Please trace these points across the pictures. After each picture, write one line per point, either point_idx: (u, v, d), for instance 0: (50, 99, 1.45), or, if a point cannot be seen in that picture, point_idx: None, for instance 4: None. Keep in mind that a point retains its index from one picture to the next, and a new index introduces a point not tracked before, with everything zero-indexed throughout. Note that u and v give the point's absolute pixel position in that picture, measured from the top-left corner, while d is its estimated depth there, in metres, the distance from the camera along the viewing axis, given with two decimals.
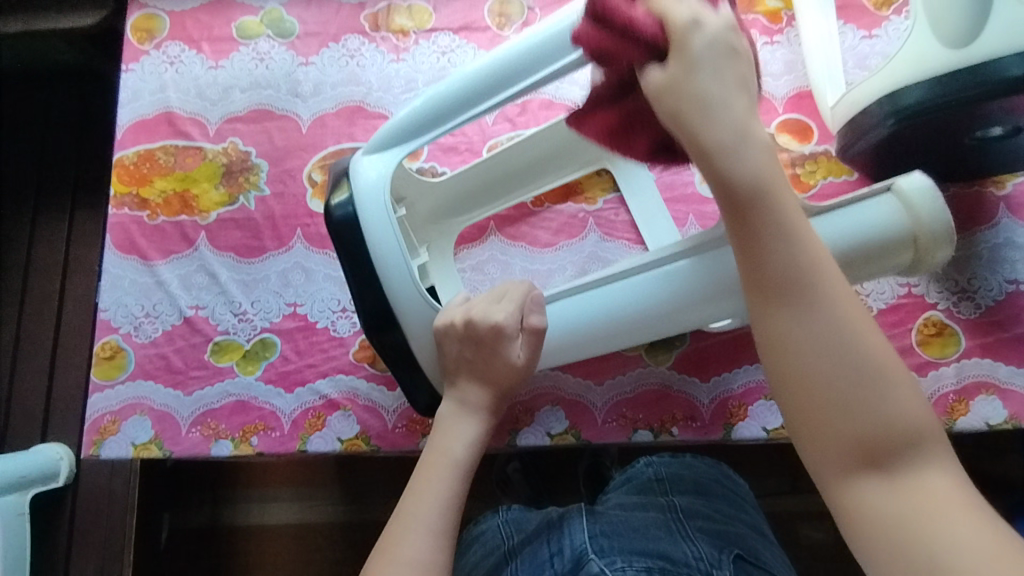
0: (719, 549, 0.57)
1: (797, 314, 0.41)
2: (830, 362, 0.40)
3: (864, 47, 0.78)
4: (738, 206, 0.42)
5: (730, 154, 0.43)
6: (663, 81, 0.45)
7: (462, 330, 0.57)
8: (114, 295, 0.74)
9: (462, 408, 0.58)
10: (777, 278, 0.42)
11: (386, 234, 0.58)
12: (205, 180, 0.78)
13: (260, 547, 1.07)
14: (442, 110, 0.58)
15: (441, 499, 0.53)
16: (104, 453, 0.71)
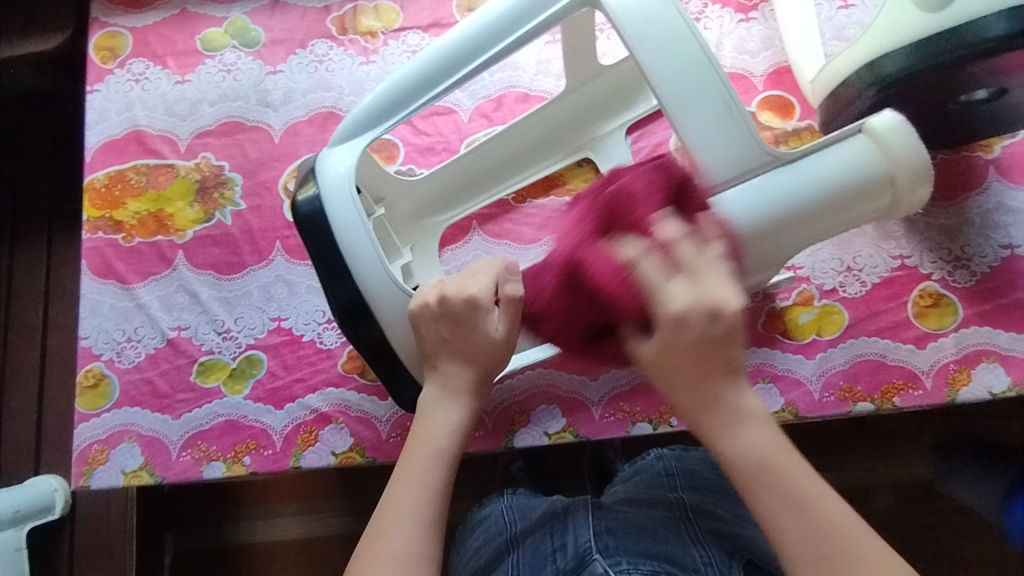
0: (728, 554, 0.55)
1: (777, 482, 0.43)
2: (788, 514, 0.42)
3: (841, 18, 0.76)
4: (712, 406, 0.45)
5: (715, 366, 0.44)
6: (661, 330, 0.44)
7: (437, 308, 0.55)
8: (93, 321, 0.73)
9: (444, 393, 0.55)
10: (752, 469, 0.43)
11: (354, 224, 0.57)
12: (179, 198, 0.76)
13: (266, 564, 1.06)
14: (404, 95, 0.59)
15: (424, 490, 0.49)
16: (94, 483, 0.69)
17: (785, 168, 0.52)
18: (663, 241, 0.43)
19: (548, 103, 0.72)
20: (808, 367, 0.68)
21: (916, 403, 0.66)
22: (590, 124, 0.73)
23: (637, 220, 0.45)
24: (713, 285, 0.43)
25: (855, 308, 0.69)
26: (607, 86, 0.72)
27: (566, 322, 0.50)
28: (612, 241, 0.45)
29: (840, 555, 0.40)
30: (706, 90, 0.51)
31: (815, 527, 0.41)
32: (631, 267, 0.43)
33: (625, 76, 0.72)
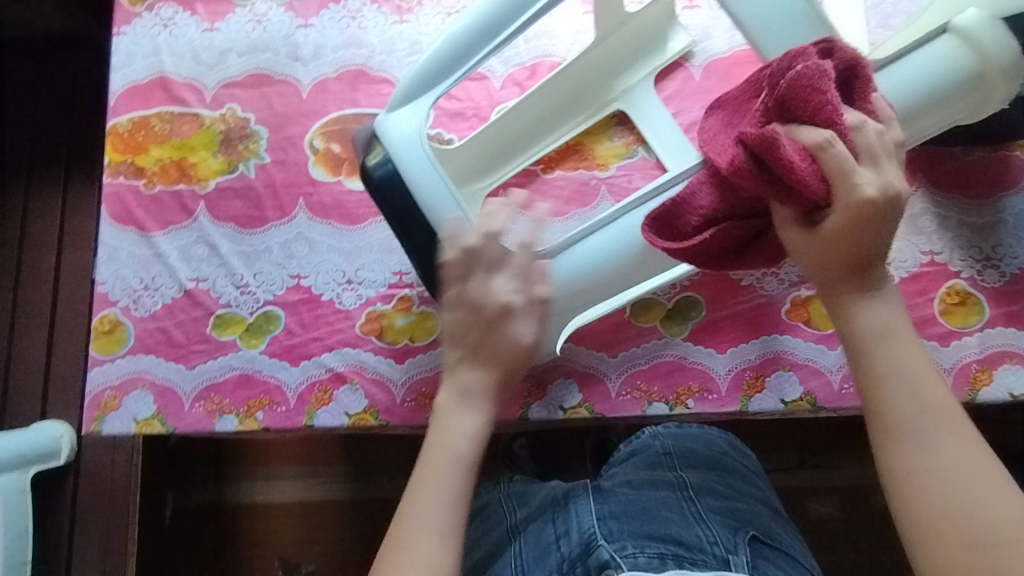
0: (733, 531, 0.55)
1: (894, 345, 0.46)
2: (904, 383, 0.45)
3: (887, 5, 0.75)
4: (855, 278, 0.47)
5: (872, 241, 0.45)
6: (869, 190, 0.44)
7: (461, 300, 0.55)
8: (111, 267, 0.72)
9: (461, 395, 0.54)
10: (874, 334, 0.46)
11: (430, 179, 0.57)
12: (203, 148, 0.75)
13: (264, 526, 1.06)
14: (465, 45, 0.57)
15: (449, 499, 0.50)
16: (105, 430, 0.69)
17: (876, 74, 0.52)
18: (847, 145, 0.45)
19: (579, 57, 0.71)
20: (829, 359, 0.67)
21: None
22: (623, 74, 0.72)
23: (812, 110, 0.46)
24: (876, 177, 0.45)
25: None
26: (638, 31, 0.72)
27: (703, 196, 0.52)
28: (797, 126, 0.46)
29: (929, 431, 0.44)
30: (793, 26, 0.53)
31: (922, 397, 0.45)
32: (818, 151, 0.44)
33: (651, 21, 0.72)
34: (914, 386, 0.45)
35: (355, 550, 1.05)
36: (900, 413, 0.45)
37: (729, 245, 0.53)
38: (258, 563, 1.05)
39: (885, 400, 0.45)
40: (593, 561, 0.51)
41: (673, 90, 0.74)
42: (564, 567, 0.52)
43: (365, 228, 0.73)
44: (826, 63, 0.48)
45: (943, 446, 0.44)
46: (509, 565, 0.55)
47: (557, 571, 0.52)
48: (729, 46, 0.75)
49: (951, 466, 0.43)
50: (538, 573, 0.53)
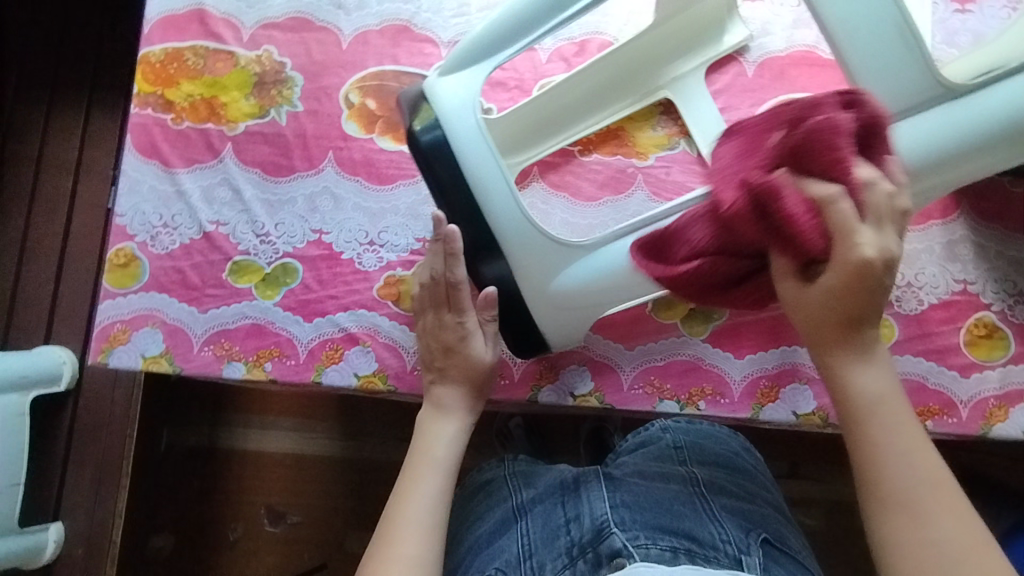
0: (746, 531, 0.54)
1: (894, 423, 0.44)
2: (903, 463, 0.43)
3: (955, 22, 0.72)
4: (845, 340, 0.45)
5: (863, 302, 0.44)
6: (864, 256, 0.43)
7: (433, 328, 0.60)
8: (131, 200, 0.70)
9: (447, 410, 0.57)
10: (863, 404, 0.45)
11: (478, 149, 0.55)
12: (235, 88, 0.73)
13: (252, 474, 1.06)
14: (537, 14, 0.55)
15: (435, 498, 0.51)
16: (111, 362, 0.68)
17: (953, 102, 0.49)
18: (841, 195, 0.43)
19: (638, 38, 0.69)
20: None
21: (948, 430, 0.65)
22: (674, 62, 0.71)
23: (790, 212, 0.43)
24: (876, 235, 0.44)
25: (907, 326, 0.67)
26: (695, 21, 0.70)
27: (694, 238, 0.50)
28: (799, 179, 0.45)
29: (933, 517, 0.42)
30: (882, 35, 0.49)
31: (915, 477, 0.43)
32: (777, 193, 0.44)
33: (712, 9, 0.70)
34: (916, 462, 0.43)
35: (345, 508, 1.06)
36: (891, 492, 0.43)
37: (718, 283, 0.51)
38: (244, 509, 1.05)
39: (874, 480, 0.44)
40: (604, 548, 0.51)
41: (723, 84, 0.72)
42: (572, 551, 0.52)
43: (393, 190, 0.71)
44: (845, 111, 0.46)
45: (946, 522, 0.42)
46: (513, 545, 0.55)
47: (565, 555, 0.52)
48: (787, 45, 0.72)
49: (948, 541, 0.41)
50: (545, 555, 0.53)
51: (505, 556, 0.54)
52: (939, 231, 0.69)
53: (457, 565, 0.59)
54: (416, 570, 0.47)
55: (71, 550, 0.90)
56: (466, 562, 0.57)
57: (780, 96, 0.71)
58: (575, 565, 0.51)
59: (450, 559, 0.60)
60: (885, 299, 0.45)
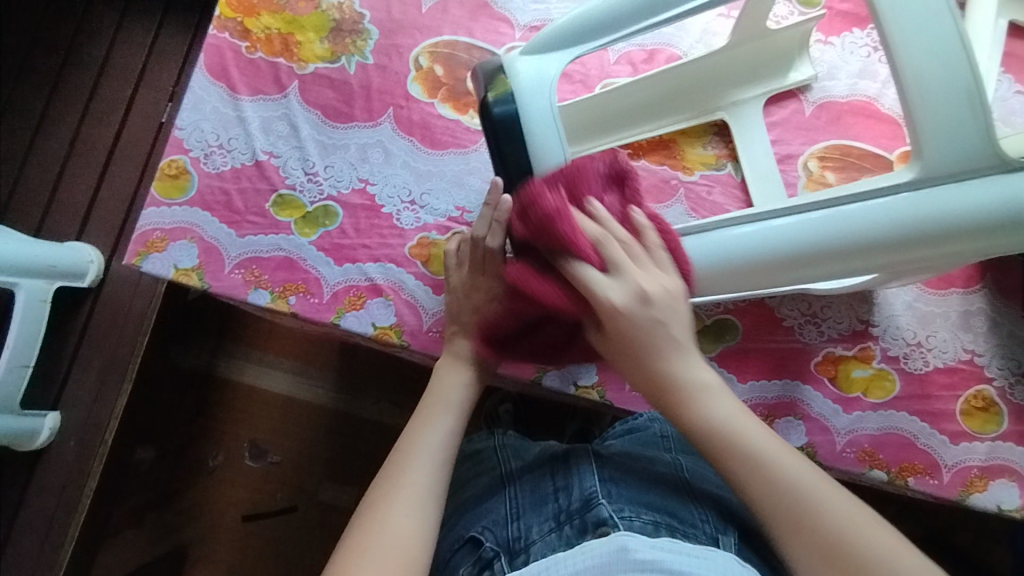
0: (724, 515, 0.56)
1: (743, 444, 0.49)
2: (734, 451, 0.49)
3: (1015, 103, 0.74)
4: (656, 378, 0.51)
5: (639, 346, 0.50)
6: (597, 279, 0.49)
7: (463, 286, 0.62)
8: (192, 116, 0.72)
9: (467, 360, 0.60)
10: (681, 408, 0.51)
11: (546, 132, 0.57)
12: (312, 30, 0.75)
13: (245, 404, 1.09)
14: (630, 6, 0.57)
15: (445, 435, 0.55)
16: (144, 267, 0.69)
17: (1006, 174, 0.51)
18: (609, 275, 0.50)
19: (709, 56, 0.71)
20: (841, 420, 0.68)
21: (927, 490, 0.67)
22: (738, 85, 0.73)
23: (567, 239, 0.49)
24: (627, 276, 0.50)
25: (909, 384, 0.69)
26: (766, 49, 0.72)
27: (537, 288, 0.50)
28: (572, 262, 0.49)
29: (806, 499, 0.47)
30: (956, 97, 0.50)
31: (754, 443, 0.49)
32: (573, 273, 0.49)
33: (785, 42, 0.72)
34: (717, 414, 0.50)
35: (327, 453, 1.08)
36: (744, 476, 0.49)
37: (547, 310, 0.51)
38: (229, 438, 1.07)
39: (751, 493, 0.48)
40: (591, 517, 0.53)
41: (780, 117, 0.73)
42: (559, 516, 0.54)
43: (443, 156, 0.74)
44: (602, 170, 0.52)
45: (783, 474, 0.48)
46: (500, 508, 0.58)
47: (552, 519, 0.54)
48: (848, 93, 0.74)
49: (797, 479, 0.48)
50: (533, 518, 0.55)
51: (493, 517, 0.57)
52: (958, 300, 0.71)
53: (446, 523, 0.62)
54: (425, 498, 0.49)
55: (63, 441, 0.93)
56: (455, 521, 0.60)
57: (831, 140, 0.73)
58: (561, 529, 0.53)
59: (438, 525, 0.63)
60: (685, 325, 0.52)
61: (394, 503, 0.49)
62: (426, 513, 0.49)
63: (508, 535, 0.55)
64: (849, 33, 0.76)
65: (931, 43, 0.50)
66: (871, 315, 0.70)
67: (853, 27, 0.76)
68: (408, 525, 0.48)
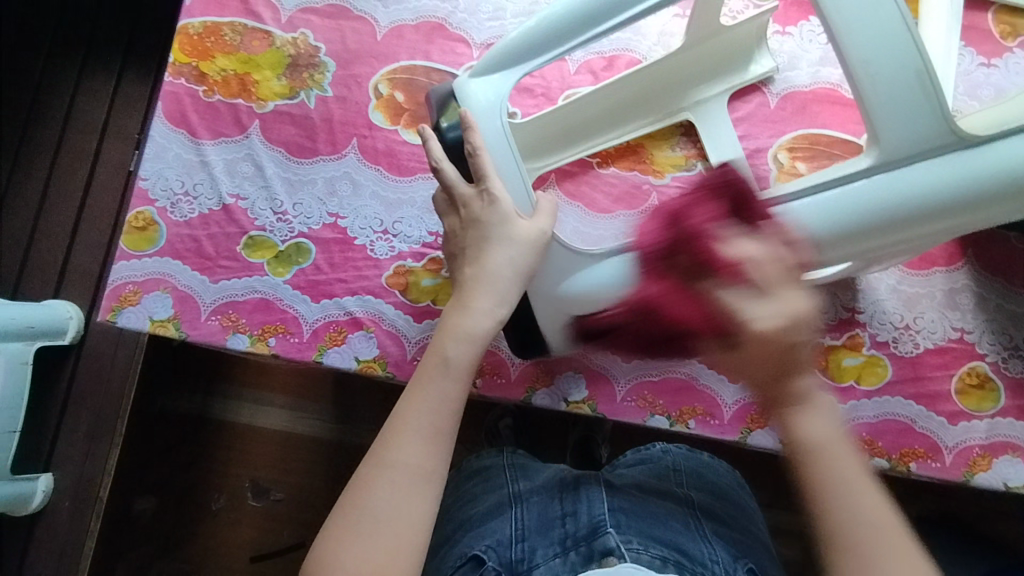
0: (734, 557, 0.56)
1: (841, 483, 0.46)
2: (826, 472, 0.46)
3: (979, 75, 0.73)
4: (785, 400, 0.47)
5: (787, 366, 0.45)
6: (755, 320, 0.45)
7: (464, 218, 0.57)
8: (155, 166, 0.71)
9: (489, 274, 0.54)
10: (784, 419, 0.47)
11: (501, 148, 0.58)
12: (269, 67, 0.74)
13: (243, 444, 1.07)
14: (576, 19, 0.56)
15: (440, 403, 0.50)
16: (119, 322, 0.68)
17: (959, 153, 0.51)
18: (763, 301, 0.45)
19: (666, 58, 0.71)
20: (837, 411, 0.67)
21: (931, 474, 0.66)
22: (700, 84, 0.72)
23: (711, 257, 0.48)
24: (792, 298, 0.46)
25: (901, 367, 0.68)
26: (723, 46, 0.71)
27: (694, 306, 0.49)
28: (716, 283, 0.47)
29: (875, 545, 0.44)
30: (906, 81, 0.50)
31: (845, 476, 0.46)
32: (710, 296, 0.48)
33: (744, 37, 0.71)
34: (816, 436, 0.47)
35: (329, 488, 1.06)
36: (830, 504, 0.46)
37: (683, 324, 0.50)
38: (228, 480, 1.06)
39: (830, 522, 0.45)
40: (597, 545, 0.52)
41: (746, 112, 0.73)
42: (565, 542, 0.54)
43: (411, 182, 0.73)
44: (721, 198, 0.52)
45: (862, 518, 0.45)
46: (505, 527, 0.56)
47: (558, 543, 0.54)
48: (812, 81, 0.74)
49: (878, 544, 0.44)
50: (538, 541, 0.54)
51: (497, 536, 0.56)
52: (941, 278, 0.70)
53: (445, 540, 0.60)
54: (413, 481, 0.47)
55: (57, 502, 0.91)
56: (456, 537, 0.58)
57: (799, 130, 0.72)
58: (566, 555, 0.52)
59: (437, 537, 0.62)
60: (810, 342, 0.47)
61: (380, 483, 0.46)
62: (413, 497, 0.46)
63: (510, 557, 0.54)
64: (806, 21, 0.76)
65: (877, 26, 0.49)
66: (856, 302, 0.69)
67: (809, 15, 0.76)
68: (392, 508, 0.46)
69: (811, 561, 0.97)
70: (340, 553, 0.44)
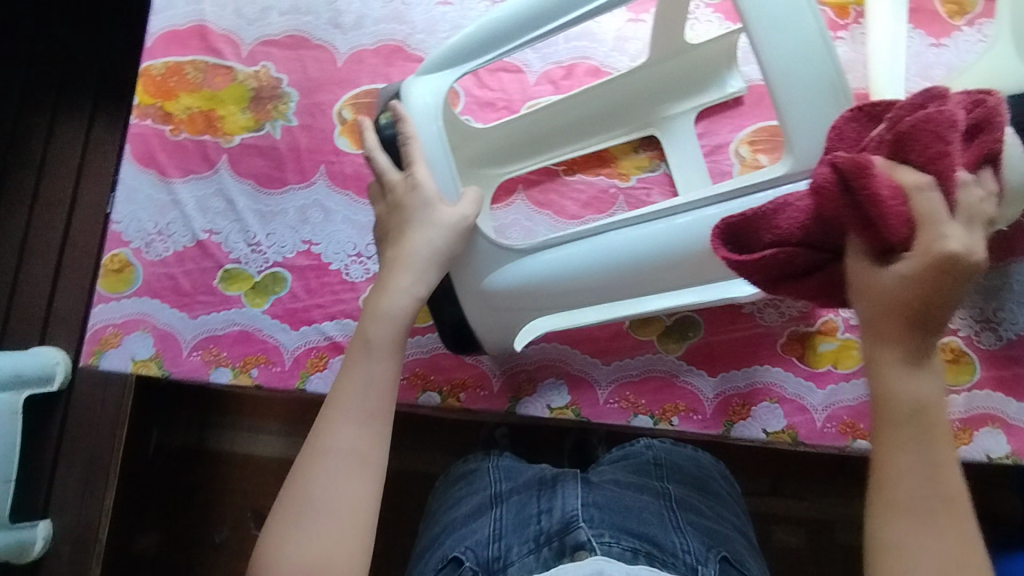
0: (707, 546, 0.57)
1: (923, 450, 0.41)
2: (911, 440, 0.41)
3: (929, 55, 0.75)
4: (908, 344, 0.41)
5: (944, 309, 0.39)
6: (949, 251, 0.38)
7: (389, 203, 0.59)
8: (128, 207, 0.72)
9: (409, 253, 0.57)
10: (907, 380, 0.41)
11: (432, 142, 0.59)
12: (233, 102, 0.75)
13: (241, 475, 1.07)
14: (526, 19, 0.58)
15: (370, 382, 0.53)
16: (102, 364, 0.69)
17: None
18: (956, 220, 0.39)
19: (630, 74, 0.71)
20: (817, 397, 0.68)
21: None
22: (666, 101, 0.73)
23: (935, 158, 0.39)
24: (972, 234, 0.38)
25: None
26: (689, 63, 0.72)
27: (886, 217, 0.39)
28: (916, 187, 0.39)
29: (928, 519, 0.41)
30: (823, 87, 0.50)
31: (929, 456, 0.41)
32: (909, 197, 0.39)
33: (709, 57, 0.71)
34: (918, 397, 0.41)
35: None
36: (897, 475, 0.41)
37: (871, 239, 0.40)
38: (229, 512, 1.06)
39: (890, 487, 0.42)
40: (569, 540, 0.53)
41: (705, 109, 0.74)
42: (539, 538, 0.55)
43: None
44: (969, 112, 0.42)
45: (937, 510, 0.41)
46: (484, 528, 0.58)
47: (532, 540, 0.55)
48: None
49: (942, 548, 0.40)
50: (513, 539, 0.56)
51: (476, 537, 0.57)
52: None
53: (432, 540, 0.62)
54: (348, 463, 0.50)
55: (58, 548, 0.92)
56: (440, 539, 0.60)
57: (759, 122, 0.73)
58: (539, 551, 0.54)
59: (426, 538, 0.64)
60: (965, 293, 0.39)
61: (321, 472, 0.49)
62: (351, 478, 0.50)
63: (488, 556, 0.56)
64: None
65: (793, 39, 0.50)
66: None
67: None
68: (329, 491, 0.49)
69: (817, 547, 0.98)
70: (286, 543, 0.47)
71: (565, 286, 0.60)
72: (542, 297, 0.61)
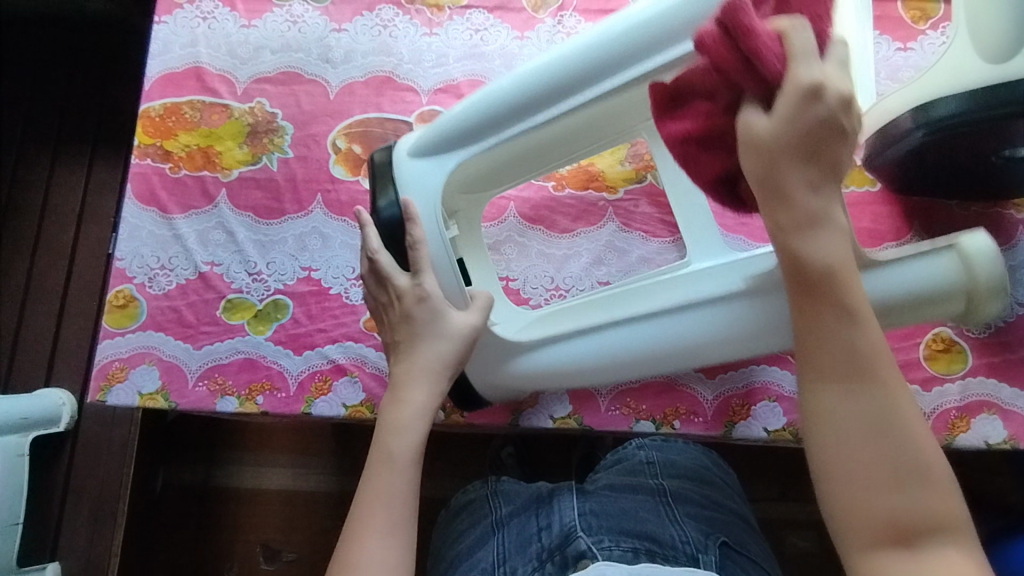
0: (705, 534, 0.58)
1: (832, 301, 0.44)
2: (826, 295, 0.44)
3: (897, 59, 0.78)
4: (793, 180, 0.45)
5: (826, 145, 0.45)
6: (818, 74, 0.44)
7: (398, 311, 0.61)
8: (130, 244, 0.74)
9: (421, 369, 0.59)
10: (805, 213, 0.45)
11: (435, 244, 0.61)
12: (230, 138, 0.78)
13: (248, 509, 1.06)
14: (526, 108, 0.60)
15: (396, 492, 0.54)
16: (109, 400, 0.70)
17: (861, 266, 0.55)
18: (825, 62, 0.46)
19: None
20: None
21: None
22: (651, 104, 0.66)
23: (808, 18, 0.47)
24: (837, 71, 0.46)
25: None
26: None
27: (764, 61, 0.44)
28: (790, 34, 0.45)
29: (852, 362, 0.43)
30: None
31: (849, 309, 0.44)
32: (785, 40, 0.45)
33: None
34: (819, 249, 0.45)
35: None
36: (822, 325, 0.44)
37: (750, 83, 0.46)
38: (238, 547, 1.05)
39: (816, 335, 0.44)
40: (571, 551, 0.55)
41: None
42: (542, 556, 0.56)
43: None
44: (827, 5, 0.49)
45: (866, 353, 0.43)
46: (488, 555, 0.58)
47: (535, 559, 0.56)
48: None
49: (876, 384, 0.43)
50: (518, 561, 0.56)
51: (481, 565, 0.58)
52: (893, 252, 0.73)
53: None
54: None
55: None
56: None
57: None
58: (544, 568, 0.55)
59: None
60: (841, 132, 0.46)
61: None
62: None
63: None
64: None
65: None
66: None
67: None
68: None
69: (831, 549, 0.98)
70: None
71: (579, 374, 0.64)
72: (558, 380, 0.65)
